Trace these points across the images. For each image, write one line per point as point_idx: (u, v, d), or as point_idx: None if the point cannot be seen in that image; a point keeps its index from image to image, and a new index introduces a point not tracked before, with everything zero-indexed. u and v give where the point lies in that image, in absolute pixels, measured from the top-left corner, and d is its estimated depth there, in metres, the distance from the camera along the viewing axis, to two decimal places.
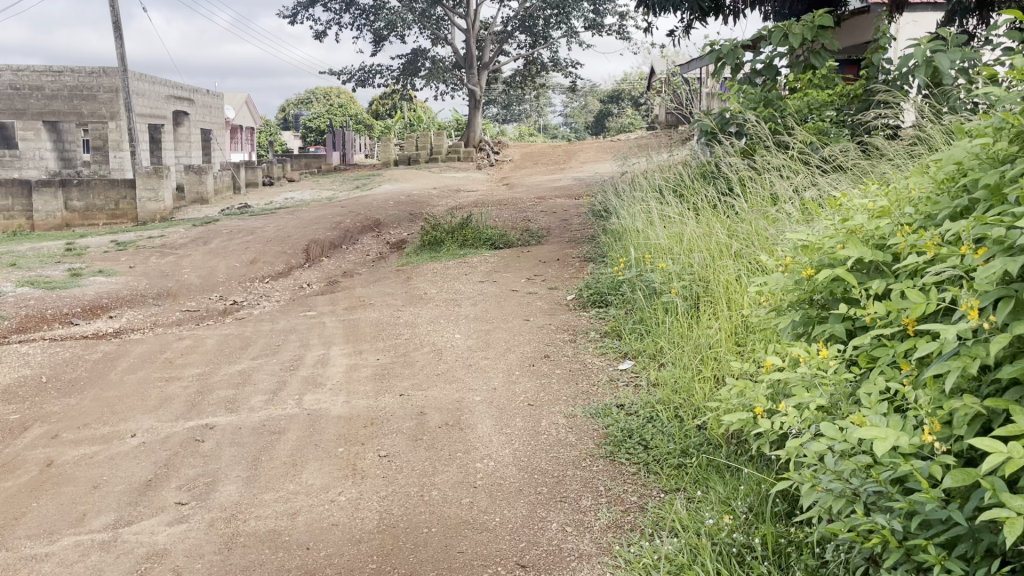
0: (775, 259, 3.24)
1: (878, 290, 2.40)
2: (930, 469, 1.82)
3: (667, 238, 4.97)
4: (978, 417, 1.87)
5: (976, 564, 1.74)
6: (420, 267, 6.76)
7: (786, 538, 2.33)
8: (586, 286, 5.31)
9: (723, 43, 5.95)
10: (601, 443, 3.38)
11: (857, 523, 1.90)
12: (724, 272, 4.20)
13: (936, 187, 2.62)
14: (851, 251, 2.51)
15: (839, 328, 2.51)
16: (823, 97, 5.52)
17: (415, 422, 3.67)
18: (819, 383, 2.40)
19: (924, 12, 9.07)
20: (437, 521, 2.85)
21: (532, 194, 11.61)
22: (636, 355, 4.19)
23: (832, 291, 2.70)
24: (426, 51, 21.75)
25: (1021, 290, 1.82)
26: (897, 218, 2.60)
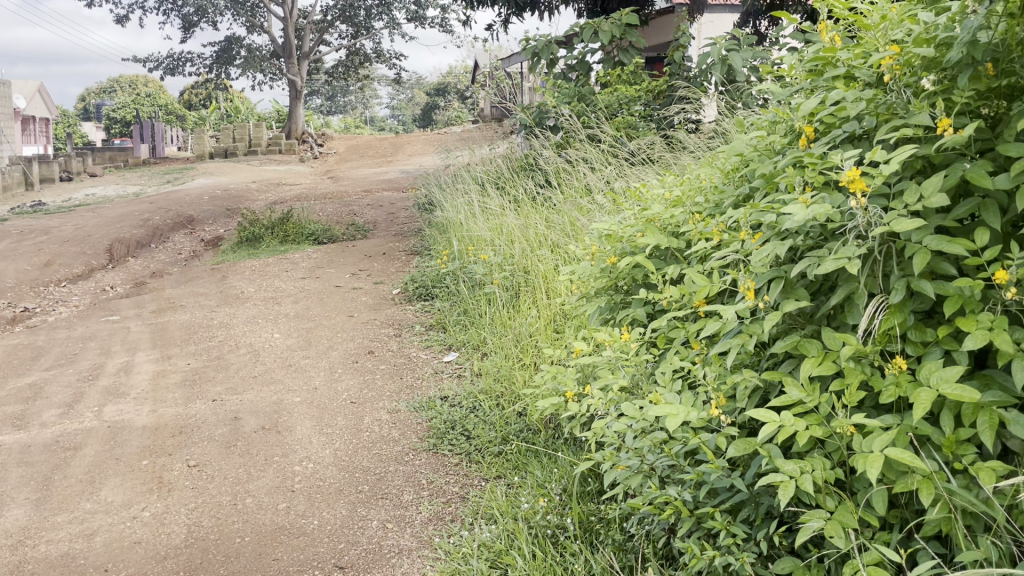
0: (584, 247, 3.38)
1: (673, 275, 2.55)
2: (716, 441, 1.95)
3: (489, 230, 5.03)
4: (757, 390, 2.03)
5: (757, 526, 1.89)
6: (237, 264, 6.47)
7: (596, 515, 2.43)
8: (411, 280, 5.28)
9: (537, 39, 6.09)
10: (424, 436, 3.37)
11: (653, 497, 2.02)
12: (541, 263, 4.31)
13: (722, 177, 2.81)
14: (648, 240, 2.65)
15: (640, 312, 2.66)
16: (631, 92, 5.80)
17: (229, 428, 3.50)
18: (622, 365, 2.53)
19: (721, 13, 9.71)
20: (251, 530, 2.73)
21: (357, 187, 11.43)
22: (459, 346, 4.22)
23: (633, 277, 2.86)
24: (241, 39, 20.82)
25: (791, 271, 1.98)
26: (690, 207, 2.78)
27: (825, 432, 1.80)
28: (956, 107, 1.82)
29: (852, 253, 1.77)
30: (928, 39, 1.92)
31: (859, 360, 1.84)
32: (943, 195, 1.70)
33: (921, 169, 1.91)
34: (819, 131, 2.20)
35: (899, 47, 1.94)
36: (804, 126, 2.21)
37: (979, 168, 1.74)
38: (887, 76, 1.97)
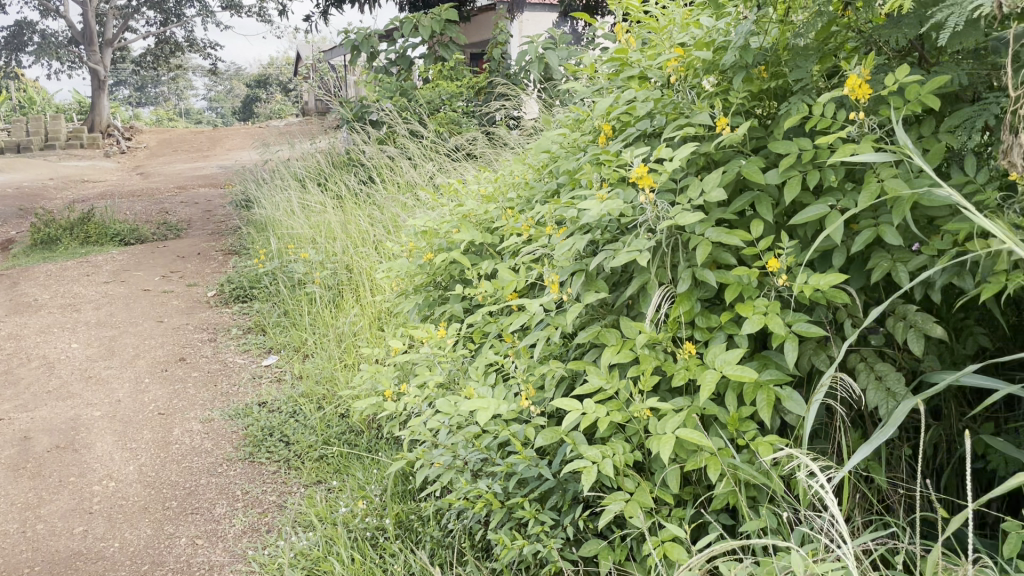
0: (401, 243, 3.35)
1: (487, 270, 2.58)
2: (524, 432, 1.99)
3: (309, 228, 4.89)
4: (563, 380, 2.09)
5: (565, 512, 1.95)
6: (30, 269, 5.92)
7: (415, 514, 2.41)
8: (228, 281, 5.03)
9: (357, 32, 5.99)
10: (240, 445, 3.22)
11: (465, 492, 2.03)
12: (363, 259, 4.24)
13: (532, 173, 2.87)
14: (463, 236, 2.67)
15: (457, 308, 2.67)
16: (453, 89, 5.85)
17: (17, 449, 3.20)
18: (439, 361, 2.53)
19: (541, 12, 9.96)
20: (41, 559, 2.51)
21: (170, 184, 10.78)
22: (279, 350, 4.07)
23: (450, 273, 2.87)
24: (34, 23, 19.08)
25: (591, 263, 2.05)
26: (502, 203, 2.82)
27: (624, 417, 1.88)
28: (732, 108, 1.95)
29: (643, 246, 1.86)
30: (708, 43, 2.04)
31: (654, 347, 1.94)
32: (722, 190, 1.81)
33: (705, 166, 2.03)
34: (616, 129, 2.29)
35: (682, 51, 2.05)
36: (602, 124, 2.30)
37: (753, 164, 1.86)
38: (675, 78, 2.07)
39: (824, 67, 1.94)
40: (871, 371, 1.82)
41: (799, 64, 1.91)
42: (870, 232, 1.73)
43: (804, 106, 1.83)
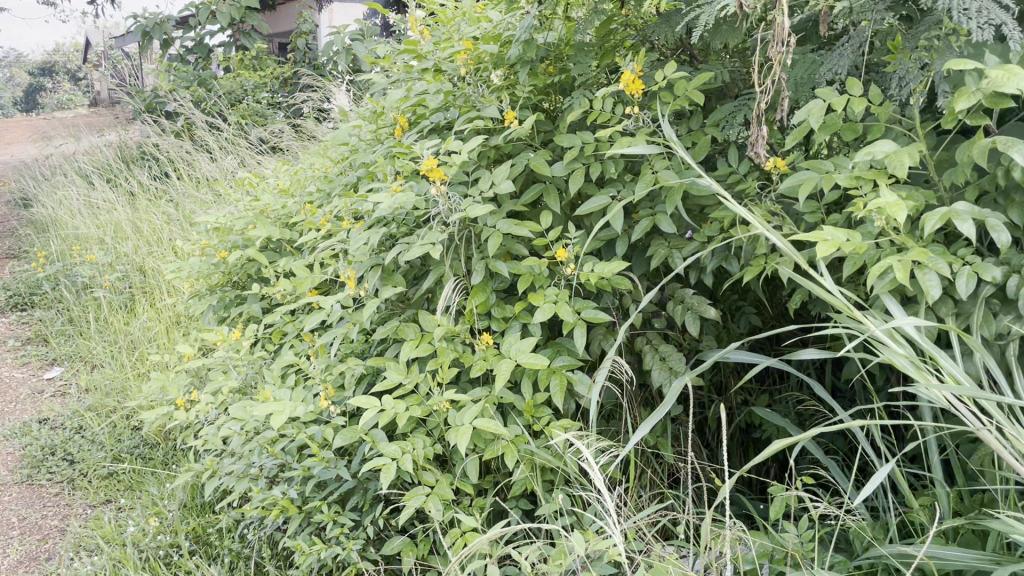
0: (194, 241, 3.17)
1: (283, 268, 2.49)
2: (322, 434, 1.93)
3: (98, 227, 4.52)
4: (364, 378, 2.05)
5: (366, 511, 1.91)
6: None
7: (212, 527, 2.29)
8: (2, 288, 4.56)
9: (148, 17, 5.62)
10: (15, 468, 2.92)
11: (261, 500, 1.94)
12: (158, 259, 3.97)
13: (330, 166, 2.80)
14: (258, 232, 2.55)
15: (255, 308, 2.56)
16: (256, 79, 5.62)
17: None
18: (234, 365, 2.41)
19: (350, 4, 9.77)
20: None
21: None
22: (64, 360, 3.74)
23: (246, 271, 2.74)
24: None
25: (388, 257, 2.02)
26: (300, 197, 2.73)
27: (423, 411, 1.87)
28: (520, 102, 1.99)
29: (436, 238, 1.85)
30: (495, 38, 2.06)
31: (451, 340, 1.94)
32: (510, 182, 1.83)
33: (497, 159, 2.06)
34: (410, 122, 2.27)
35: (470, 44, 2.07)
36: (397, 117, 2.27)
37: (540, 157, 1.91)
38: (464, 71, 2.05)
39: (605, 63, 2.02)
40: (656, 352, 1.92)
41: (580, 60, 1.98)
42: (648, 222, 1.82)
43: (585, 101, 1.90)
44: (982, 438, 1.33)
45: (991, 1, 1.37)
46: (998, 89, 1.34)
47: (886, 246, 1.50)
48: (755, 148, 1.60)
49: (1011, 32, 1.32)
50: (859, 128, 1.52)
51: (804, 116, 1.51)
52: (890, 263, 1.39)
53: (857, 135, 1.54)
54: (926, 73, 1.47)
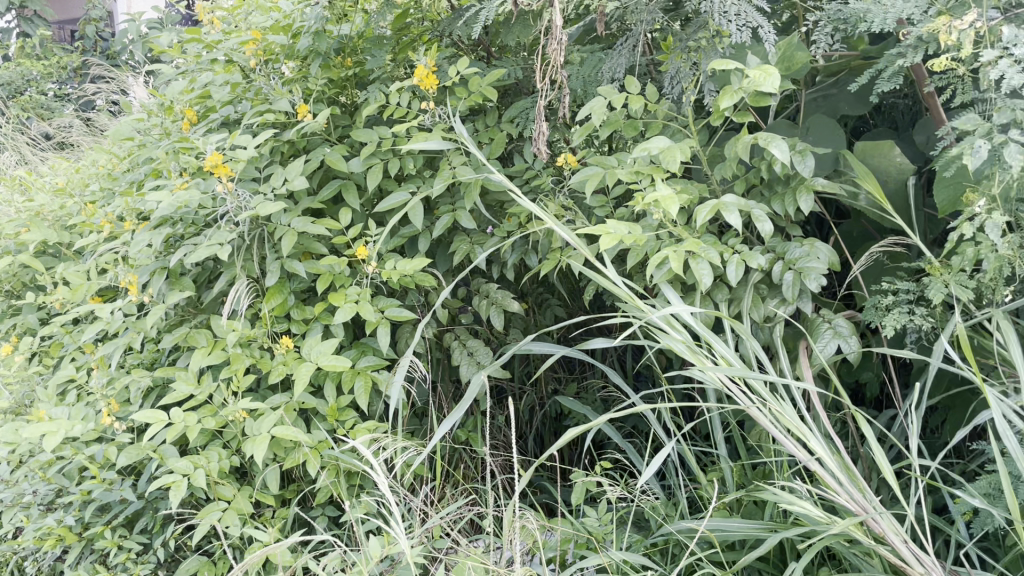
0: None
1: (61, 274, 2.27)
2: (104, 454, 1.78)
3: None
4: (154, 391, 1.91)
5: (158, 532, 1.79)
6: None
7: None
8: None
9: None
10: None
11: (37, 530, 1.77)
12: None
13: (114, 162, 2.59)
14: (30, 236, 2.32)
15: (31, 319, 2.32)
16: (40, 68, 5.12)
17: None
18: (6, 384, 2.17)
19: None
20: None
21: None
22: None
23: (21, 279, 2.48)
24: None
25: (175, 260, 1.89)
26: (81, 197, 2.51)
27: (219, 422, 1.76)
28: (313, 96, 1.91)
29: (225, 238, 1.74)
30: (285, 28, 1.97)
31: (248, 345, 1.84)
32: (304, 178, 1.76)
33: (292, 154, 1.97)
34: (199, 115, 2.14)
35: (259, 33, 1.97)
36: (184, 109, 2.13)
37: (336, 152, 1.84)
38: (253, 61, 1.94)
39: (401, 57, 1.99)
40: (463, 348, 1.91)
41: (374, 53, 1.93)
42: (448, 217, 1.81)
43: (381, 94, 1.86)
44: (752, 415, 1.43)
45: (749, 5, 1.46)
46: (757, 88, 1.44)
47: (667, 238, 1.58)
48: (540, 146, 1.60)
49: (766, 35, 1.42)
50: (639, 124, 1.60)
51: (588, 112, 1.55)
52: (667, 254, 1.46)
53: (639, 131, 1.60)
54: (695, 72, 1.56)
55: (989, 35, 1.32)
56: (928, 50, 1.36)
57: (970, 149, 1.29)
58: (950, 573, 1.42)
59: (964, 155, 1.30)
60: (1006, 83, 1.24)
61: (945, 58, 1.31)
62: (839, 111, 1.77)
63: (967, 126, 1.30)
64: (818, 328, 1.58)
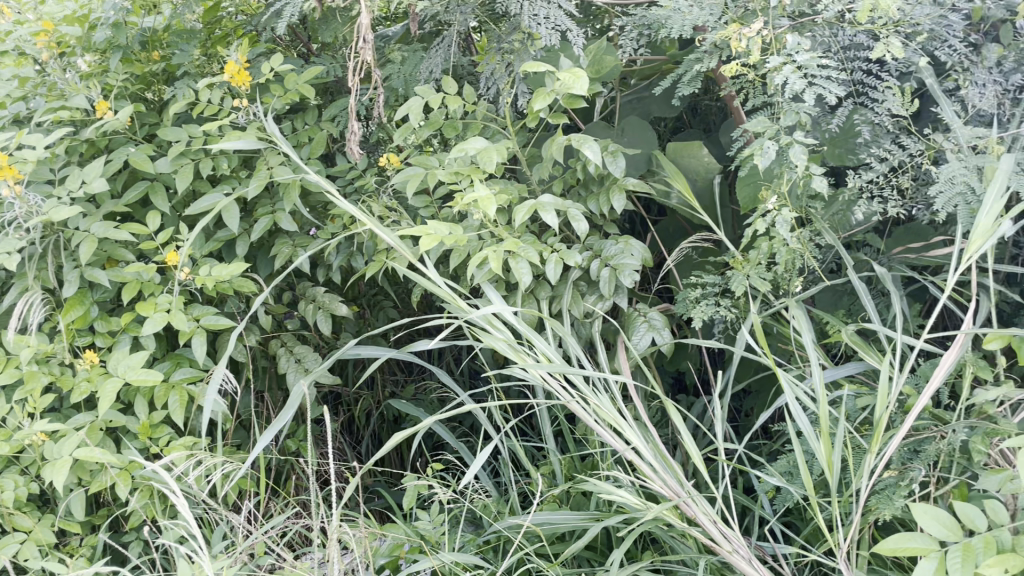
0: None
1: None
2: None
3: None
4: None
5: None
6: None
7: None
8: None
9: None
10: None
11: None
12: None
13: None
14: None
15: None
16: None
17: None
18: None
19: None
20: None
21: None
22: None
23: None
24: None
25: None
26: None
27: (12, 447, 1.61)
28: (114, 91, 1.79)
29: (13, 246, 1.59)
30: (81, 19, 1.82)
31: (46, 362, 1.69)
32: (104, 179, 1.64)
33: (92, 153, 1.83)
34: None
35: (49, 23, 1.81)
36: None
37: (142, 152, 1.73)
38: (45, 54, 1.78)
39: (213, 53, 1.89)
40: (290, 355, 1.83)
41: (181, 47, 1.83)
42: (266, 220, 1.73)
43: (190, 91, 1.76)
44: (572, 410, 1.46)
45: (558, 8, 1.49)
46: (568, 90, 1.47)
47: (488, 238, 1.58)
48: (354, 146, 1.57)
49: (574, 38, 1.45)
50: (458, 125, 1.60)
51: (404, 112, 1.53)
52: (487, 254, 1.47)
53: (457, 132, 1.59)
54: (511, 73, 1.58)
55: (775, 43, 1.42)
56: (722, 56, 1.45)
57: (760, 150, 1.38)
58: (756, 548, 1.51)
59: (755, 156, 1.39)
60: (790, 88, 1.33)
61: (737, 64, 1.40)
62: (651, 113, 1.85)
63: (757, 128, 1.40)
64: (634, 323, 1.64)
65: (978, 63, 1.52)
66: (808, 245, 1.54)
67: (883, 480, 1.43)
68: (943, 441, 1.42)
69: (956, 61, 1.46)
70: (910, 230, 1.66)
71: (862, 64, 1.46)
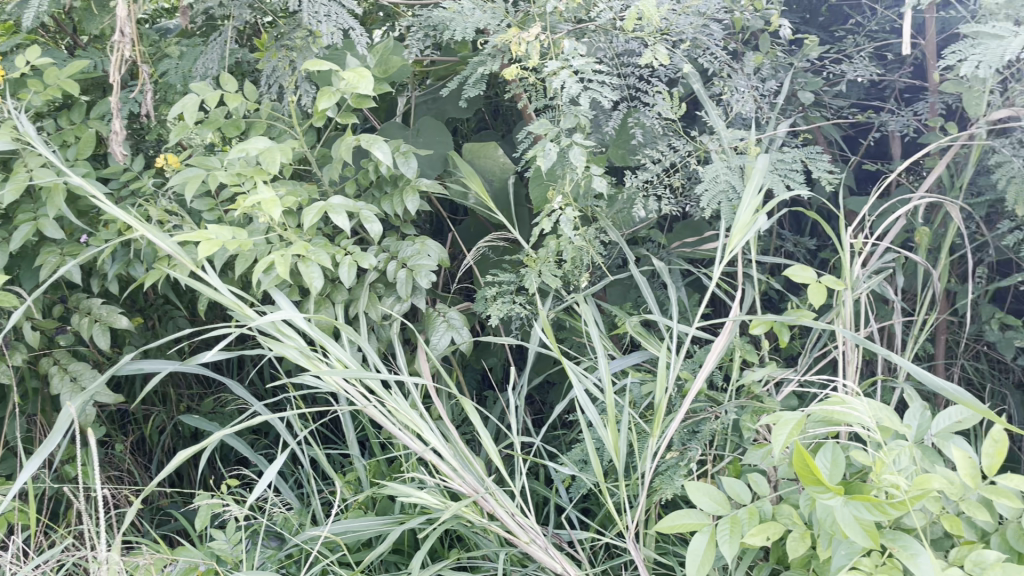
0: None
1: None
2: None
3: None
4: None
5: None
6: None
7: None
8: None
9: None
10: None
11: None
12: None
13: None
14: None
15: None
16: None
17: None
18: None
19: None
20: None
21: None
22: None
23: None
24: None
25: None
26: None
27: None
28: None
29: None
30: None
31: None
32: None
33: None
34: None
35: None
36: None
37: None
38: None
39: None
40: (64, 374, 1.67)
41: None
42: (28, 227, 1.57)
43: None
44: (369, 414, 1.43)
45: (340, 6, 1.47)
46: (353, 90, 1.44)
47: (276, 241, 1.52)
48: (116, 146, 1.53)
49: (357, 37, 1.43)
50: (241, 124, 1.52)
51: (180, 111, 1.44)
52: (273, 259, 1.41)
53: (240, 132, 1.53)
54: (294, 72, 1.54)
55: (553, 48, 1.48)
56: (504, 59, 1.49)
57: (542, 151, 1.43)
58: (554, 537, 1.55)
59: (539, 157, 1.43)
60: (566, 92, 1.38)
61: (517, 66, 1.44)
62: (446, 114, 1.86)
63: (539, 130, 1.45)
64: (433, 323, 1.64)
65: (739, 70, 1.62)
66: (593, 242, 1.61)
67: (666, 461, 1.52)
68: (717, 422, 1.53)
69: (717, 67, 1.57)
70: (686, 225, 1.81)
71: (635, 69, 1.53)
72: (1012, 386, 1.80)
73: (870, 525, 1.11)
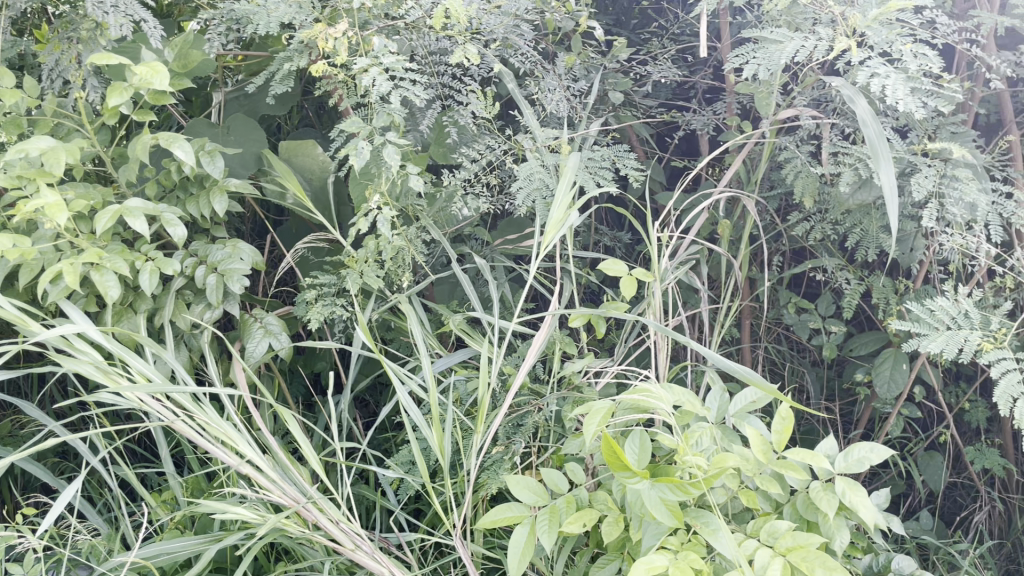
0: None
1: None
2: None
3: None
4: None
5: None
6: None
7: None
8: None
9: None
10: None
11: None
12: None
13: None
14: None
15: None
16: None
17: None
18: None
19: None
20: None
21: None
22: None
23: None
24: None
25: None
26: None
27: None
28: None
29: None
30: None
31: None
32: None
33: None
34: None
35: None
36: None
37: None
38: None
39: None
40: None
41: None
42: None
43: None
44: (176, 429, 1.34)
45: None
46: (147, 86, 1.35)
47: (67, 249, 1.41)
48: None
49: (149, 30, 1.36)
50: (23, 122, 1.40)
51: None
52: (60, 268, 1.30)
53: (21, 131, 1.40)
54: (80, 66, 1.43)
55: (362, 45, 1.45)
56: (312, 55, 1.45)
57: (355, 150, 1.41)
58: (382, 541, 1.52)
59: (351, 155, 1.41)
60: (376, 90, 1.36)
61: (325, 63, 1.40)
62: (258, 112, 1.79)
63: (351, 129, 1.42)
64: (249, 329, 1.57)
65: (551, 70, 1.66)
66: (414, 242, 1.60)
67: (491, 456, 1.53)
68: (539, 414, 1.57)
69: (528, 67, 1.60)
70: (509, 222, 1.83)
71: (447, 68, 1.54)
72: (808, 364, 1.95)
73: (674, 505, 1.15)
